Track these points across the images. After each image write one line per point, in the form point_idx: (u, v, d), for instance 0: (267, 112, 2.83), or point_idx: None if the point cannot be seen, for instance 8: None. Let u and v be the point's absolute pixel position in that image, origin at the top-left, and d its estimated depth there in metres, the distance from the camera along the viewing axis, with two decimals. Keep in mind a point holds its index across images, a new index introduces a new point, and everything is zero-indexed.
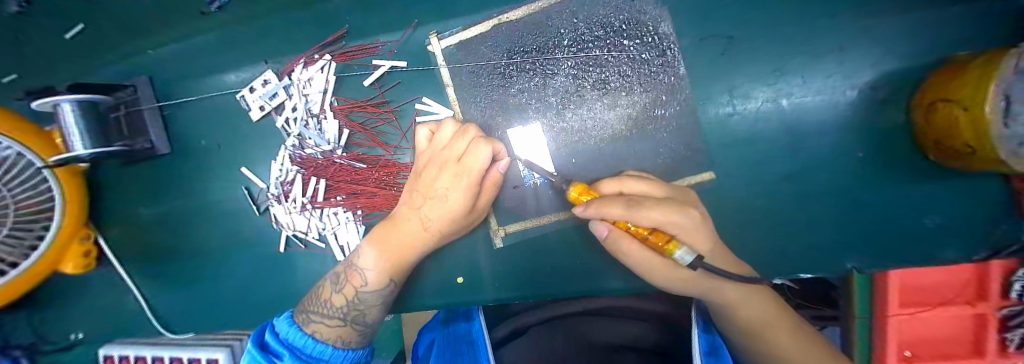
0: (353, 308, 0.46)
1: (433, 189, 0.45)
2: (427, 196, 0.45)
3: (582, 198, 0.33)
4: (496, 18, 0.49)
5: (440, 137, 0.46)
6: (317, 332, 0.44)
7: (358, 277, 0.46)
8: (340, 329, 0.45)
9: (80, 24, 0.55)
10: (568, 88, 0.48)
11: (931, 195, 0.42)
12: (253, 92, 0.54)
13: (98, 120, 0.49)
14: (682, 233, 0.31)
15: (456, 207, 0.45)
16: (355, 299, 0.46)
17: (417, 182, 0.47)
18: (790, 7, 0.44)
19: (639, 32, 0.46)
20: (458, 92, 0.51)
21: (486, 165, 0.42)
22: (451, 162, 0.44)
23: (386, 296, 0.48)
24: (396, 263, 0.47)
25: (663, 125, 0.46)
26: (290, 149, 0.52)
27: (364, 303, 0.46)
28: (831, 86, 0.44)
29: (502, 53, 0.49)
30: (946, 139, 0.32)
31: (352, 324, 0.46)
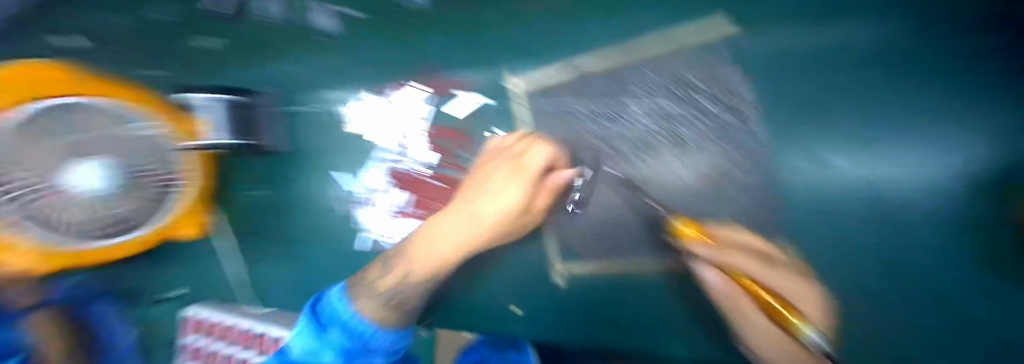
0: (393, 295, 0.45)
1: (494, 188, 0.49)
2: (476, 199, 0.48)
3: (690, 231, 0.43)
4: (572, 65, 0.54)
5: (509, 145, 0.53)
6: (362, 307, 0.42)
7: (407, 262, 0.48)
8: (380, 307, 0.43)
9: (214, 36, 0.63)
10: (642, 138, 0.53)
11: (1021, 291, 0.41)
12: (353, 110, 0.64)
13: (234, 116, 0.57)
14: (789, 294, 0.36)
15: (511, 204, 0.48)
16: (399, 284, 0.46)
17: (472, 185, 0.52)
18: (866, 80, 0.46)
19: (716, 91, 0.50)
20: (532, 129, 0.56)
21: (543, 162, 0.49)
22: (518, 159, 0.50)
23: (425, 287, 0.48)
24: (437, 264, 0.47)
25: (733, 180, 0.50)
26: (389, 164, 0.64)
27: (402, 295, 0.45)
28: (905, 163, 0.47)
29: (583, 101, 0.54)
30: None
31: (388, 303, 0.44)
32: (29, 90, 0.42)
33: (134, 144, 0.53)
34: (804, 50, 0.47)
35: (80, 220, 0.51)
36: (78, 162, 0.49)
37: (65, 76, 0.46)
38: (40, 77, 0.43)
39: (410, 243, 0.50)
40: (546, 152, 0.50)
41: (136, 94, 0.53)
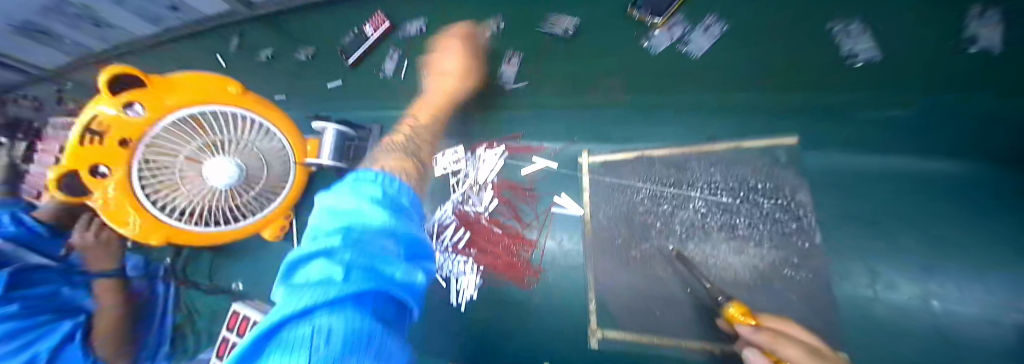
0: (411, 145, 0.67)
1: (445, 65, 0.71)
2: (440, 72, 0.71)
3: (742, 317, 0.41)
4: (640, 152, 0.61)
5: (445, 41, 0.73)
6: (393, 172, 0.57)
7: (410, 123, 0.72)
8: (400, 165, 0.61)
9: (339, 81, 0.84)
10: (695, 223, 0.54)
11: None
12: (443, 157, 0.70)
13: (341, 144, 0.71)
14: None
15: (462, 73, 0.70)
16: (411, 141, 0.68)
17: (428, 71, 0.76)
18: (916, 207, 0.48)
19: (775, 195, 0.52)
20: (591, 198, 0.62)
21: (456, 29, 0.74)
22: (439, 47, 0.74)
23: (431, 130, 0.71)
24: (424, 118, 0.71)
25: (790, 285, 0.48)
26: (453, 203, 0.68)
27: (416, 144, 0.68)
28: (989, 302, 0.42)
29: (640, 179, 0.59)
30: None
31: (404, 158, 0.64)
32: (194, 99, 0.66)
33: (265, 152, 0.71)
34: (857, 166, 0.52)
35: (205, 204, 0.68)
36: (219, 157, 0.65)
37: (232, 92, 0.69)
38: (205, 91, 0.68)
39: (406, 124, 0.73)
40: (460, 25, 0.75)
41: (272, 108, 0.73)
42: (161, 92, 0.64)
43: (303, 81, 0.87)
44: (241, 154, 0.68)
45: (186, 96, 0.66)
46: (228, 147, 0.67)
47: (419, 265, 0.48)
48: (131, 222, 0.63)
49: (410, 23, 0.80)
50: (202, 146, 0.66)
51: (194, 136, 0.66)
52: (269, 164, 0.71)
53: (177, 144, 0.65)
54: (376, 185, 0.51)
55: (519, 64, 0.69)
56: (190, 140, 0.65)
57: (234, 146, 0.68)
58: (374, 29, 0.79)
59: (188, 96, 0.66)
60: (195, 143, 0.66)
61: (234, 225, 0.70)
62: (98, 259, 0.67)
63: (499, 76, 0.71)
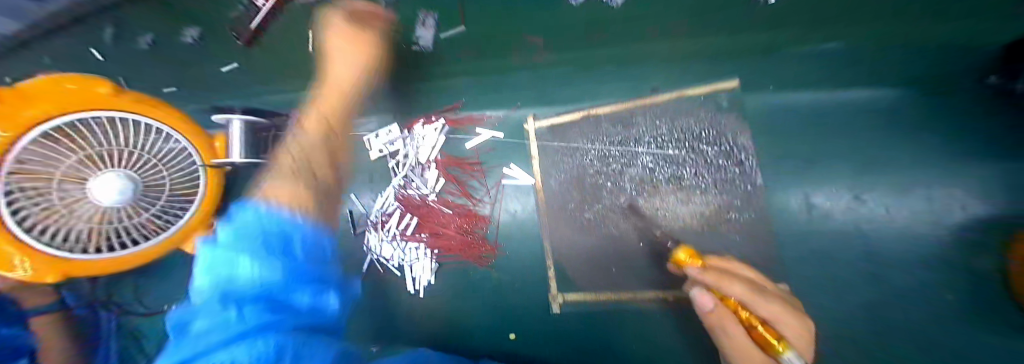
0: (301, 161, 0.52)
1: (338, 61, 0.57)
2: (357, 71, 0.57)
3: (692, 261, 0.39)
4: (587, 111, 0.57)
5: (331, 33, 0.57)
6: (272, 204, 0.42)
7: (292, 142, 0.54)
8: (295, 195, 0.46)
9: (235, 63, 0.72)
10: (643, 179, 0.53)
11: None
12: (377, 138, 0.62)
13: (253, 137, 0.61)
14: (791, 333, 0.35)
15: (356, 75, 0.57)
16: (302, 158, 0.52)
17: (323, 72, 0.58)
18: (847, 137, 0.50)
19: (719, 141, 0.51)
20: (542, 164, 0.58)
21: (348, 19, 0.57)
22: (337, 41, 0.56)
23: (327, 145, 0.56)
24: (309, 126, 0.55)
25: (736, 228, 0.49)
26: (395, 188, 0.62)
27: (307, 158, 0.53)
28: (911, 218, 0.48)
29: (589, 141, 0.56)
30: None
31: (292, 179, 0.49)
32: (50, 106, 0.43)
33: (168, 158, 0.52)
34: (798, 103, 0.52)
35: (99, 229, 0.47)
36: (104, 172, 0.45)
37: (102, 93, 0.47)
38: (60, 93, 0.44)
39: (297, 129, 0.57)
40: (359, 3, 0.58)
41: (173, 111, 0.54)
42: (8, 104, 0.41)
43: (190, 66, 0.73)
44: (132, 165, 0.48)
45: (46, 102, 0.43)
46: (108, 158, 0.46)
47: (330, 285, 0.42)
48: (18, 268, 0.43)
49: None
50: (87, 161, 0.45)
51: (67, 150, 0.44)
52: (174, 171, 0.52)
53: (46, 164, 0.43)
54: (255, 218, 0.39)
55: (435, 26, 0.58)
56: (61, 156, 0.43)
57: (130, 157, 0.48)
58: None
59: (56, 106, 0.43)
60: (71, 157, 0.44)
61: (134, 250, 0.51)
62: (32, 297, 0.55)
63: (412, 40, 0.59)
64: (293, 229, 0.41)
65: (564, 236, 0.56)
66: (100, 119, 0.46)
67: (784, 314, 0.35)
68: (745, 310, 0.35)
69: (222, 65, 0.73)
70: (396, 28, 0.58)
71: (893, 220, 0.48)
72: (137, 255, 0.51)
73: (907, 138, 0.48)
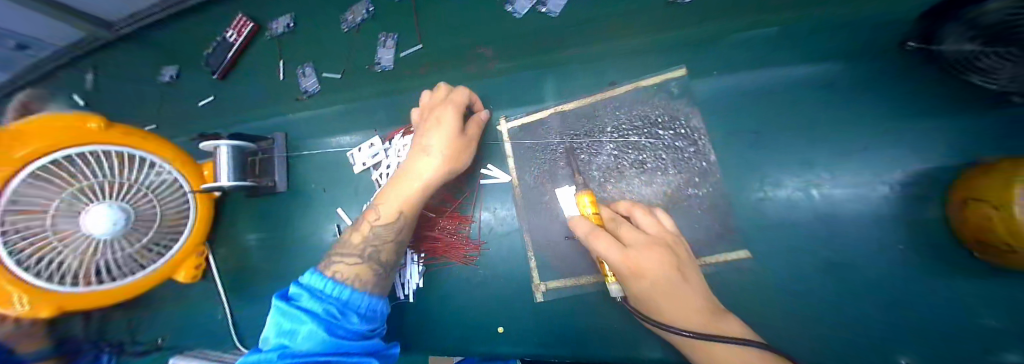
0: (370, 244, 0.51)
1: (452, 103, 0.54)
2: (455, 106, 0.53)
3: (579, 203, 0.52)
4: (553, 108, 0.62)
5: (442, 106, 0.54)
6: (337, 272, 0.48)
7: (373, 214, 0.52)
8: (360, 267, 0.49)
9: (212, 96, 0.80)
10: (609, 166, 0.57)
11: (1007, 288, 0.43)
12: (360, 152, 0.67)
13: (241, 160, 0.65)
14: (624, 275, 0.43)
15: (473, 137, 0.55)
16: (374, 233, 0.51)
17: (396, 180, 0.53)
18: (787, 112, 0.55)
19: (674, 125, 0.56)
20: (516, 162, 0.62)
21: (465, 99, 0.55)
22: (454, 101, 0.54)
23: (401, 229, 0.52)
24: (409, 203, 0.52)
25: (696, 202, 0.54)
26: None
27: (378, 237, 0.51)
28: (862, 181, 0.51)
29: (557, 135, 0.60)
30: (981, 231, 0.39)
31: (368, 262, 0.50)
32: (46, 144, 0.50)
33: (154, 188, 0.61)
34: (740, 85, 0.57)
35: (99, 261, 0.57)
36: (95, 203, 0.53)
37: (93, 128, 0.55)
38: (54, 129, 0.51)
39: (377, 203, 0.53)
40: (466, 90, 0.57)
41: (163, 143, 0.64)
42: (6, 143, 0.48)
43: (190, 105, 0.82)
44: (127, 197, 0.57)
45: (40, 140, 0.50)
46: (108, 189, 0.55)
47: (370, 317, 0.47)
48: (16, 303, 0.52)
49: (276, 20, 0.72)
50: (78, 194, 0.53)
51: (61, 185, 0.52)
52: (162, 200, 0.62)
53: (46, 199, 0.51)
54: (314, 278, 0.47)
55: (395, 47, 0.66)
56: (55, 190, 0.51)
57: (120, 189, 0.57)
58: (235, 33, 0.73)
59: (45, 142, 0.50)
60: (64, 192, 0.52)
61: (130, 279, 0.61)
62: (25, 343, 0.57)
63: (375, 62, 0.68)
64: (347, 295, 0.46)
65: (545, 228, 0.59)
66: (94, 152, 0.55)
67: (622, 257, 0.43)
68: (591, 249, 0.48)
69: (202, 99, 0.80)
70: (363, 56, 0.68)
71: (841, 183, 0.52)
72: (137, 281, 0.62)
73: (842, 107, 0.53)
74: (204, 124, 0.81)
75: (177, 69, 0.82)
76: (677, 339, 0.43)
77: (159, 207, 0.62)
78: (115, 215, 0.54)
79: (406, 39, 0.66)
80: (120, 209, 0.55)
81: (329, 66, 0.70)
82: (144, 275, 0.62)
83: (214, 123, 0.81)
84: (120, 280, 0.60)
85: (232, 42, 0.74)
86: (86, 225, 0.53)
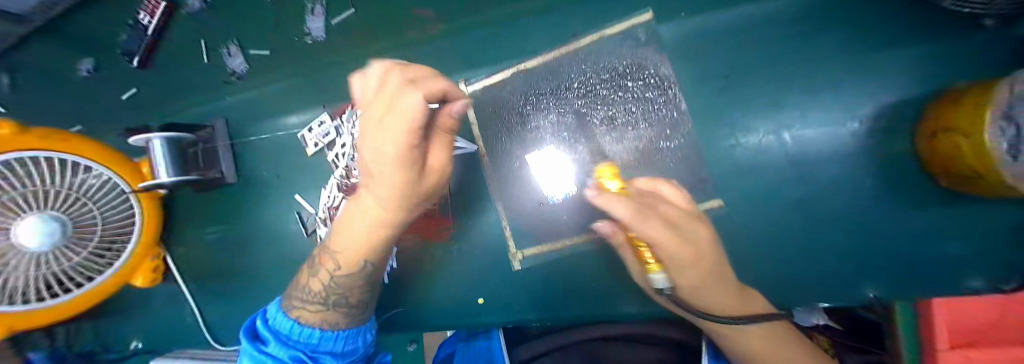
0: (332, 292, 0.47)
1: (391, 143, 0.35)
2: (395, 149, 0.35)
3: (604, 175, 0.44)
4: (516, 67, 0.57)
5: (382, 132, 0.35)
6: (301, 316, 0.46)
7: (331, 260, 0.46)
8: (326, 314, 0.47)
9: (134, 88, 0.73)
10: (579, 124, 0.53)
11: (967, 216, 0.44)
12: (311, 132, 0.62)
13: (181, 153, 0.58)
14: (675, 263, 0.38)
15: (435, 166, 0.43)
16: (332, 281, 0.46)
17: (350, 213, 0.45)
18: (756, 52, 0.52)
19: (642, 75, 0.52)
20: (480, 129, 0.58)
21: (414, 121, 0.33)
22: (394, 133, 0.34)
23: (365, 275, 0.47)
24: (368, 249, 0.45)
25: (669, 155, 0.51)
26: (339, 179, 0.60)
27: (339, 286, 0.46)
28: (832, 118, 0.50)
29: (521, 96, 0.56)
30: (951, 161, 0.37)
31: (333, 308, 0.47)
32: None
33: (88, 193, 0.55)
34: (705, 28, 0.54)
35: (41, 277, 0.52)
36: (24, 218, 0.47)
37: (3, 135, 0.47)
38: None
39: (336, 241, 0.46)
40: (418, 99, 0.32)
41: (86, 142, 0.56)
42: None
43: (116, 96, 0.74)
44: (62, 206, 0.51)
45: None
46: (39, 200, 0.49)
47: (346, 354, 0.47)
48: None
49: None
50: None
51: None
52: (99, 205, 0.56)
53: None
54: (282, 320, 0.46)
55: (324, 14, 0.62)
56: None
57: (46, 199, 0.50)
58: (148, 14, 0.65)
59: None
60: None
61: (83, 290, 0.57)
62: None
63: (305, 32, 0.63)
64: (316, 340, 0.45)
65: (517, 195, 0.56)
66: (24, 161, 0.48)
67: (676, 243, 0.37)
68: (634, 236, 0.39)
69: (122, 92, 0.74)
70: (291, 26, 0.63)
71: (811, 123, 0.50)
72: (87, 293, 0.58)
73: (811, 42, 0.50)
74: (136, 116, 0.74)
75: (93, 62, 0.73)
76: (721, 329, 0.43)
77: (98, 214, 0.55)
78: (47, 225, 0.48)
79: (336, 4, 0.61)
80: (53, 218, 0.49)
81: (255, 41, 0.66)
82: (94, 285, 0.58)
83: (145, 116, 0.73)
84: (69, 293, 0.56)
85: (147, 24, 0.66)
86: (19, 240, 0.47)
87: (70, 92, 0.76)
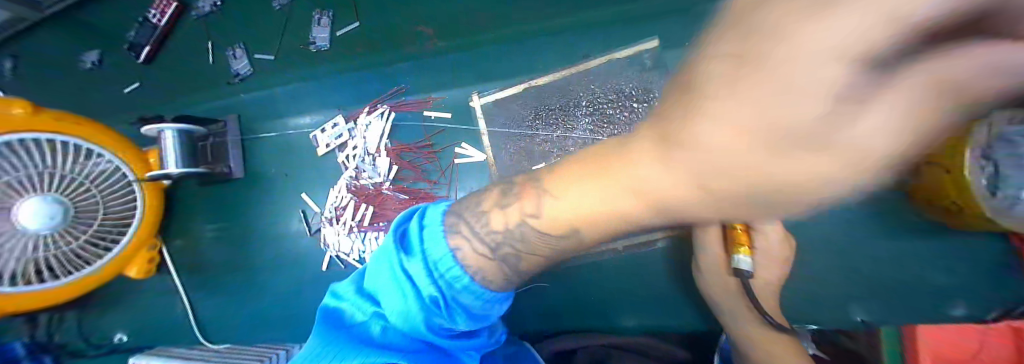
0: (508, 243, 0.31)
1: (799, 84, 0.13)
2: (799, 102, 0.13)
3: None
4: (528, 83, 0.58)
5: (788, 35, 0.12)
6: (459, 249, 0.31)
7: (534, 200, 0.29)
8: (486, 265, 0.31)
9: (138, 82, 0.73)
10: (586, 141, 0.55)
11: (944, 249, 0.47)
12: (323, 133, 0.63)
13: (190, 147, 0.59)
14: (761, 248, 0.44)
15: (867, 159, 0.14)
16: (519, 230, 0.30)
17: (597, 164, 0.26)
18: None
19: (646, 97, 0.55)
20: (491, 139, 0.59)
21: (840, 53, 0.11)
22: (823, 53, 0.11)
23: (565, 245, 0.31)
24: (595, 218, 0.27)
25: None
26: (347, 180, 0.61)
27: (523, 239, 0.30)
28: None
29: (531, 110, 0.58)
30: (936, 196, 0.40)
31: (501, 261, 0.31)
32: None
33: (95, 177, 0.55)
34: None
35: (24, 260, 0.51)
36: (30, 197, 0.48)
37: (19, 115, 0.49)
38: None
39: (568, 168, 0.28)
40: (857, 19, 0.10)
41: (99, 128, 0.56)
42: None
43: (123, 85, 0.74)
44: (64, 189, 0.51)
45: None
46: (42, 181, 0.50)
47: (478, 321, 0.33)
48: None
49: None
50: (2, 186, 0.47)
51: None
52: (104, 190, 0.56)
53: None
54: (436, 244, 0.31)
55: (330, 25, 0.62)
56: None
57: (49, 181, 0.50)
58: (159, 13, 0.68)
59: None
60: None
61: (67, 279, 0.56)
62: None
63: (310, 42, 0.63)
64: (458, 284, 0.31)
65: None
66: (17, 142, 0.48)
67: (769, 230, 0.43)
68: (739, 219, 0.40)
69: (126, 85, 0.73)
70: (296, 38, 0.64)
71: None
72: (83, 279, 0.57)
73: None
74: (141, 105, 0.73)
75: (99, 53, 0.74)
76: (749, 328, 0.43)
77: (101, 198, 0.56)
78: (49, 208, 0.49)
79: (343, 15, 0.62)
80: (55, 201, 0.50)
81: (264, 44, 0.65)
82: (92, 272, 0.57)
83: (148, 108, 0.73)
84: (65, 277, 0.55)
85: (156, 22, 0.69)
86: (22, 220, 0.48)
87: (75, 82, 0.75)
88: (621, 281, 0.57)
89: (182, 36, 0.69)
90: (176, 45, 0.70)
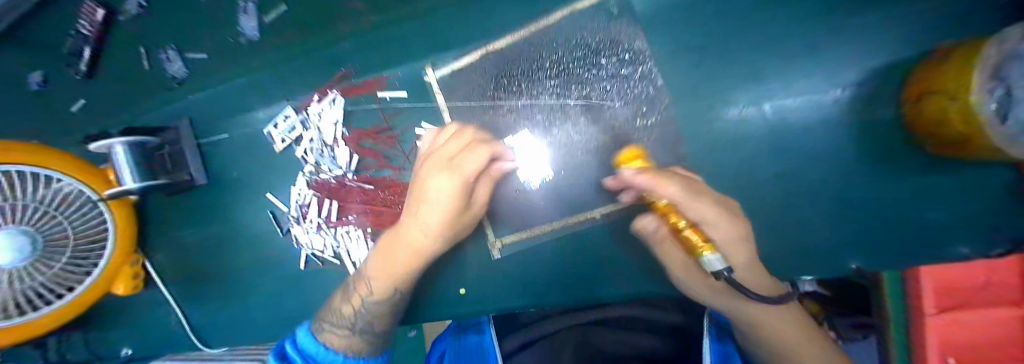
0: (361, 319, 0.45)
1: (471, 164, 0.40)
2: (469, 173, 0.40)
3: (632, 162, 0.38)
4: (484, 49, 0.53)
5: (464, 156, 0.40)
6: (328, 340, 0.44)
7: (364, 286, 0.46)
8: (352, 340, 0.45)
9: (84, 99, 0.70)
10: (552, 107, 0.51)
11: (947, 182, 0.43)
12: (276, 128, 0.61)
13: (146, 158, 0.56)
14: (721, 240, 0.35)
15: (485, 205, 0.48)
16: (362, 310, 0.45)
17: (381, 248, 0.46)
18: (734, 20, 0.50)
19: (614, 50, 0.50)
20: (452, 115, 0.54)
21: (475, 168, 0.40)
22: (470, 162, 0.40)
23: (390, 309, 0.47)
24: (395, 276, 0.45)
25: (646, 135, 0.48)
26: (308, 176, 0.59)
27: (370, 312, 0.45)
28: (815, 87, 0.48)
29: (490, 78, 0.53)
30: (935, 125, 0.36)
31: (360, 333, 0.45)
32: None
33: (57, 203, 0.53)
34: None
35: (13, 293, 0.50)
36: None
37: None
38: None
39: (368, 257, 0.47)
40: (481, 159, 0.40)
41: (51, 152, 0.54)
42: None
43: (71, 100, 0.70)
44: (31, 219, 0.49)
45: None
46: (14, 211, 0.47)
47: None
48: None
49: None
50: None
51: None
52: (68, 215, 0.54)
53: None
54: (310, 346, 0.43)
55: (257, 11, 0.58)
56: None
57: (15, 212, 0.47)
58: (87, 22, 0.63)
59: None
60: None
61: (54, 306, 0.55)
62: None
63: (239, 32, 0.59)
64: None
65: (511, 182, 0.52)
66: None
67: (718, 216, 0.35)
68: (675, 215, 0.35)
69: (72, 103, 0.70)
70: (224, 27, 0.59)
71: (794, 92, 0.48)
72: (68, 305, 0.57)
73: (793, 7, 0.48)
74: (96, 120, 0.71)
75: (42, 74, 0.69)
76: (753, 308, 0.39)
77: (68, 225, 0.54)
78: (17, 240, 0.46)
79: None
80: (21, 232, 0.46)
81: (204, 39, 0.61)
82: (76, 297, 0.57)
83: (104, 123, 0.71)
84: (49, 306, 0.55)
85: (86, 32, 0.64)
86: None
87: None
88: (604, 250, 0.55)
89: (118, 42, 0.65)
90: (115, 53, 0.66)
